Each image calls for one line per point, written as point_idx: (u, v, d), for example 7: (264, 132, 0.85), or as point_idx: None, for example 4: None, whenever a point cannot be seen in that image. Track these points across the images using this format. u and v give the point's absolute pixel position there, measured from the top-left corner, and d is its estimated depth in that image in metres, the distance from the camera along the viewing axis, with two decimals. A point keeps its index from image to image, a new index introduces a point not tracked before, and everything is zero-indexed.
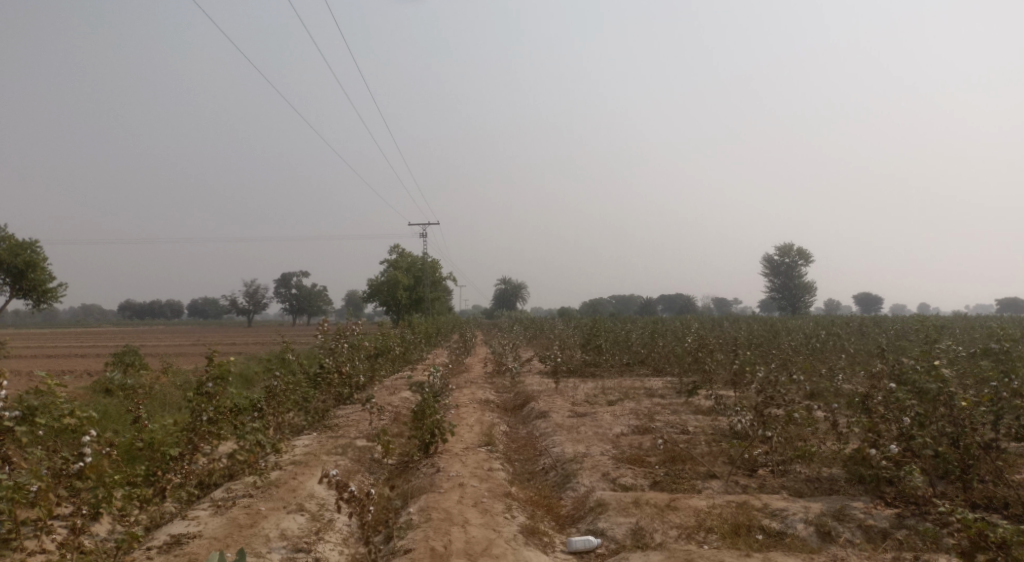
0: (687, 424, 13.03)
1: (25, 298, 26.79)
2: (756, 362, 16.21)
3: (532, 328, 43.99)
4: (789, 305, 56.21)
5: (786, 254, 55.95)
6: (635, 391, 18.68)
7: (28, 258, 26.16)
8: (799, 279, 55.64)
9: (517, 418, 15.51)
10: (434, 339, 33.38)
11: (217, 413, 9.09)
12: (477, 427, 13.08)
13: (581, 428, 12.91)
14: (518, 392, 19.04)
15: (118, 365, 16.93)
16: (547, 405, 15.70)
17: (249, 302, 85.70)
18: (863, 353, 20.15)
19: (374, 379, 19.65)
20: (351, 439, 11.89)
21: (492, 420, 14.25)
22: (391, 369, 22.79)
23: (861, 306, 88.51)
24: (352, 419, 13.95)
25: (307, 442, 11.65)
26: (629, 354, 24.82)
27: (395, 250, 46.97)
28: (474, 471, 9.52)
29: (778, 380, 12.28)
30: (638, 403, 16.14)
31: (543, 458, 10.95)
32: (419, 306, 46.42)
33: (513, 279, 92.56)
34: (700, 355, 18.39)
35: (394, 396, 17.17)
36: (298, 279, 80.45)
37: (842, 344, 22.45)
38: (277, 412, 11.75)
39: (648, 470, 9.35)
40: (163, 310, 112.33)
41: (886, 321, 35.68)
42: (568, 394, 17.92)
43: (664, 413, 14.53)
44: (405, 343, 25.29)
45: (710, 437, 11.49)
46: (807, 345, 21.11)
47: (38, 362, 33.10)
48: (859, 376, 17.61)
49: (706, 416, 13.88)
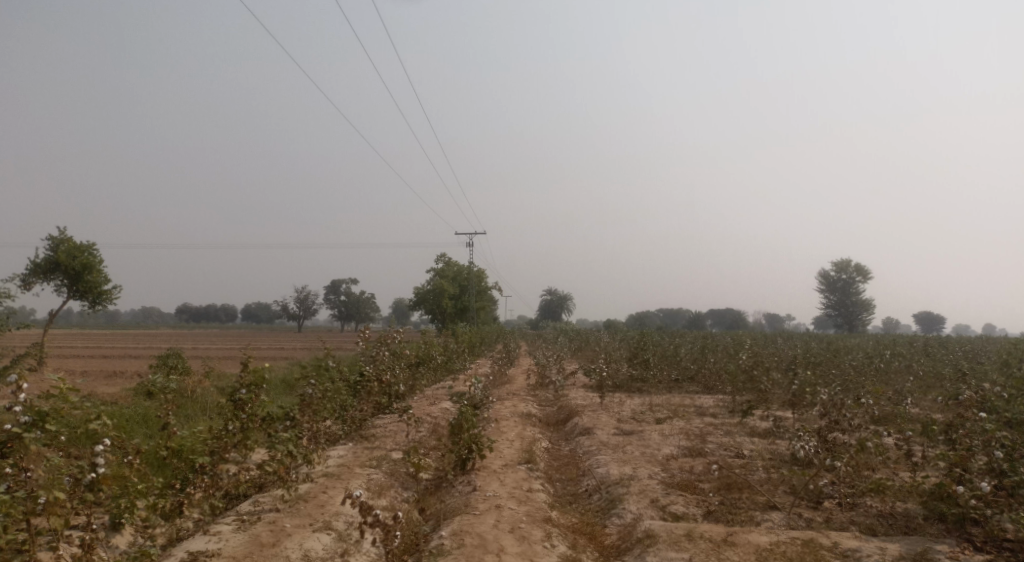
0: (742, 447, 12.20)
1: (81, 299, 27.36)
2: (816, 383, 15.25)
3: (577, 339, 43.28)
4: (845, 323, 54.10)
5: (842, 270, 53.92)
6: (685, 409, 17.84)
7: (85, 260, 26.78)
8: (856, 296, 53.49)
9: (560, 433, 14.90)
10: (477, 349, 33.02)
11: (247, 422, 8.75)
12: (518, 442, 12.52)
13: (627, 448, 12.21)
14: (562, 406, 18.41)
15: (161, 367, 16.96)
16: (592, 421, 15.05)
17: (299, 308, 87.05)
18: (932, 376, 18.86)
19: (415, 389, 19.28)
20: (387, 451, 11.46)
21: (534, 435, 13.69)
22: (433, 378, 22.42)
23: (921, 326, 84.86)
24: (390, 430, 13.56)
25: (342, 453, 11.27)
26: (678, 370, 23.94)
27: (441, 259, 46.88)
28: (512, 491, 8.95)
29: (843, 402, 11.41)
30: (688, 423, 15.34)
31: (587, 479, 10.31)
32: (464, 315, 46.16)
33: (558, 291, 91.93)
34: (755, 373, 17.47)
35: (434, 407, 16.75)
36: (347, 287, 81.45)
37: (907, 366, 21.14)
38: (312, 420, 11.40)
39: (701, 498, 8.63)
40: (217, 314, 115.15)
41: (953, 342, 33.80)
42: (614, 410, 17.22)
43: (716, 434, 13.72)
44: (448, 352, 24.90)
45: (768, 463, 10.66)
46: (871, 365, 19.92)
47: (93, 363, 33.87)
48: (928, 402, 16.42)
49: (763, 439, 13.02)
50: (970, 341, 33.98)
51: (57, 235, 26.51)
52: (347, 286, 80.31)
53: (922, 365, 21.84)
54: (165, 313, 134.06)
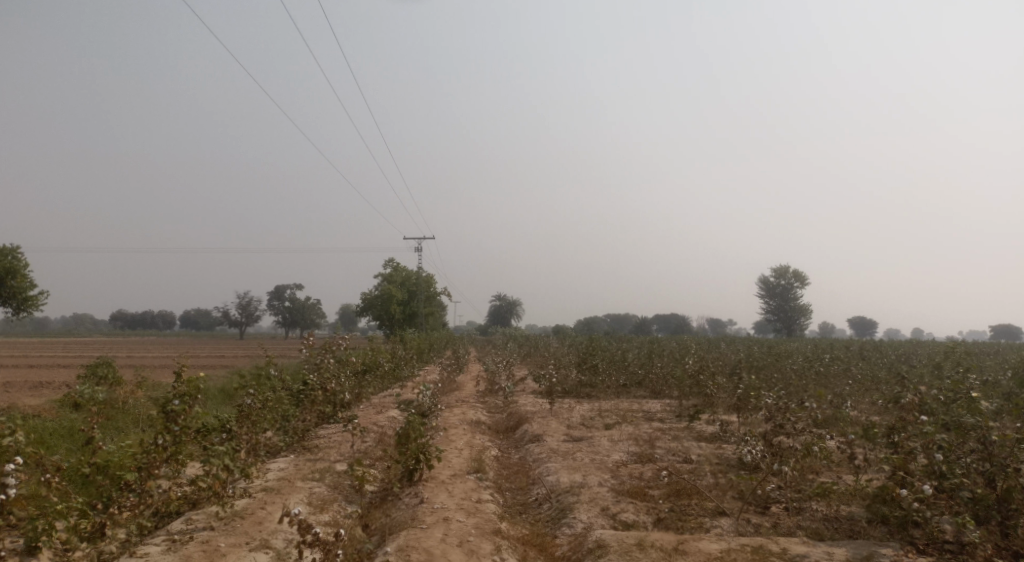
0: (691, 452, 12.24)
1: (4, 306, 25.87)
2: (761, 387, 15.48)
3: (526, 345, 43.24)
4: (785, 328, 55.62)
5: (782, 276, 55.44)
6: (633, 414, 17.89)
7: (8, 265, 25.34)
8: (795, 302, 55.06)
9: (509, 441, 14.72)
10: (426, 355, 32.61)
11: (179, 436, 8.28)
12: (466, 451, 12.27)
13: (577, 455, 12.11)
14: (511, 413, 18.24)
15: (90, 378, 16.09)
16: (541, 427, 14.92)
17: (242, 315, 84.67)
18: (870, 379, 19.41)
19: (361, 398, 18.82)
20: (330, 463, 11.06)
21: (483, 443, 13.47)
22: (379, 386, 21.96)
23: (856, 330, 87.97)
24: (334, 440, 13.15)
25: (282, 466, 10.83)
26: (626, 375, 24.06)
27: (389, 264, 46.24)
28: (460, 502, 8.71)
29: (788, 406, 11.56)
30: (637, 428, 15.37)
31: (536, 488, 10.14)
32: (412, 321, 45.60)
33: (507, 296, 91.96)
34: (702, 378, 17.65)
35: (381, 415, 16.35)
36: (292, 292, 79.66)
37: (846, 369, 21.73)
38: (250, 432, 10.92)
39: (651, 506, 8.56)
40: (155, 321, 111.07)
41: (887, 345, 35.05)
42: (563, 416, 17.14)
43: (664, 439, 13.76)
44: (395, 359, 24.46)
45: (716, 468, 10.69)
46: (812, 369, 20.38)
47: (16, 373, 32.07)
48: (867, 405, 16.87)
49: (710, 443, 13.10)
50: (902, 344, 35.30)
51: None
52: (292, 291, 78.54)
53: (860, 368, 22.46)
54: (99, 321, 128.61)
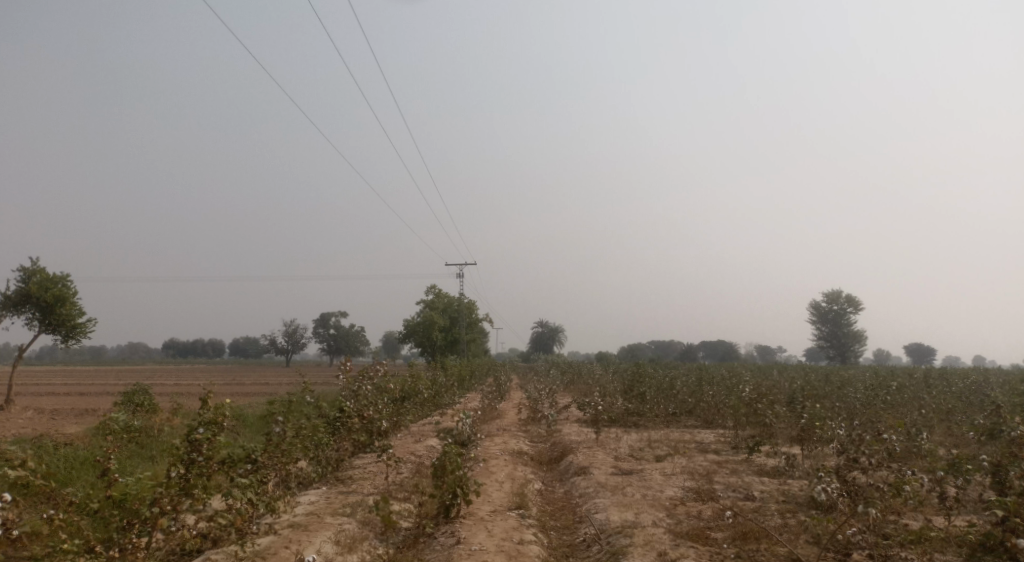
0: (752, 489, 11.22)
1: (53, 334, 26.15)
2: (827, 417, 14.33)
3: (570, 372, 42.24)
4: (839, 355, 53.34)
5: (834, 301, 53.32)
6: (685, 445, 16.84)
7: (58, 292, 25.70)
8: (849, 328, 52.81)
9: (554, 473, 13.86)
10: (467, 382, 31.93)
11: (201, 468, 7.77)
12: (508, 484, 11.48)
13: (627, 489, 11.21)
14: (556, 443, 17.36)
15: (127, 405, 15.80)
16: (587, 459, 14.03)
17: (288, 342, 85.56)
18: (944, 410, 17.95)
19: (399, 426, 18.21)
20: (363, 496, 10.43)
21: (526, 475, 12.65)
22: (419, 414, 21.33)
23: (912, 357, 84.24)
24: (368, 472, 12.50)
25: (313, 499, 10.21)
26: (675, 403, 22.95)
27: (431, 291, 45.93)
28: (501, 544, 7.94)
29: (862, 439, 10.48)
30: (690, 460, 14.34)
31: (584, 527, 9.29)
32: (454, 348, 45.09)
33: (549, 324, 91.00)
34: (759, 407, 16.54)
35: (419, 445, 15.67)
36: (336, 320, 80.21)
37: (914, 397, 20.24)
38: (279, 463, 10.35)
39: (714, 551, 7.64)
40: (205, 349, 113.28)
41: (953, 373, 32.99)
42: (610, 447, 16.19)
43: (722, 473, 12.72)
44: (436, 386, 23.82)
45: (783, 508, 9.69)
46: (879, 398, 18.99)
47: (65, 399, 32.47)
48: (943, 438, 15.49)
49: (773, 479, 12.04)
50: (968, 372, 33.19)
51: (29, 266, 25.46)
52: (337, 319, 79.04)
53: (929, 396, 20.95)
54: (152, 348, 131.85)
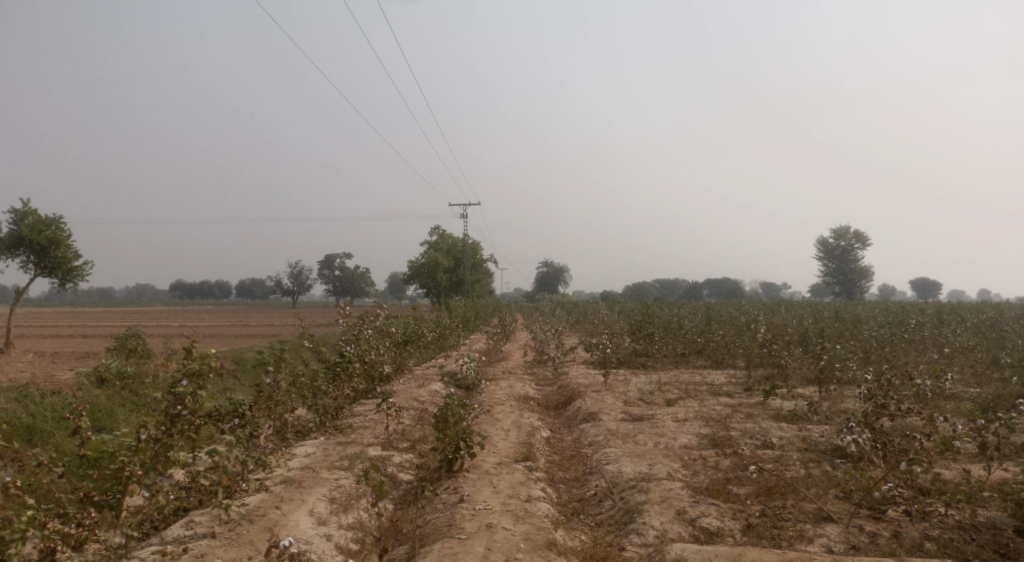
0: (771, 436, 10.69)
1: (50, 277, 25.61)
2: (847, 358, 13.72)
3: (575, 311, 41.79)
4: (845, 292, 52.69)
5: (842, 236, 52.30)
6: (696, 387, 16.30)
7: (51, 234, 24.97)
8: (856, 263, 51.96)
9: (561, 418, 13.37)
10: (471, 323, 31.48)
11: (184, 425, 7.20)
12: (514, 433, 10.97)
13: (639, 437, 10.68)
14: (562, 386, 16.89)
15: (121, 351, 15.19)
16: (596, 404, 13.51)
17: (294, 284, 85.23)
18: (964, 348, 17.30)
19: (402, 369, 17.73)
20: (362, 448, 9.90)
21: (532, 422, 12.15)
22: (423, 357, 20.84)
23: (918, 292, 83.78)
24: (368, 421, 11.98)
25: (309, 451, 9.68)
26: (683, 343, 22.42)
27: (435, 231, 45.06)
28: (506, 501, 7.42)
29: (892, 383, 9.81)
30: (703, 404, 13.82)
31: (595, 480, 8.78)
32: (459, 288, 44.56)
33: (554, 263, 90.43)
34: (774, 347, 15.93)
35: (422, 390, 15.15)
36: (340, 261, 79.70)
37: (931, 334, 19.68)
38: (273, 414, 9.79)
39: (737, 508, 7.09)
40: (212, 291, 113.39)
41: (964, 308, 32.35)
42: (619, 390, 15.66)
43: (737, 418, 12.16)
44: (440, 328, 23.30)
45: (806, 457, 9.15)
46: (896, 337, 18.33)
47: (67, 343, 32.14)
48: (964, 380, 14.89)
49: (792, 425, 11.50)
50: (980, 307, 32.60)
51: (20, 208, 24.71)
52: (342, 260, 78.41)
53: (945, 333, 20.37)
54: (159, 290, 132.14)
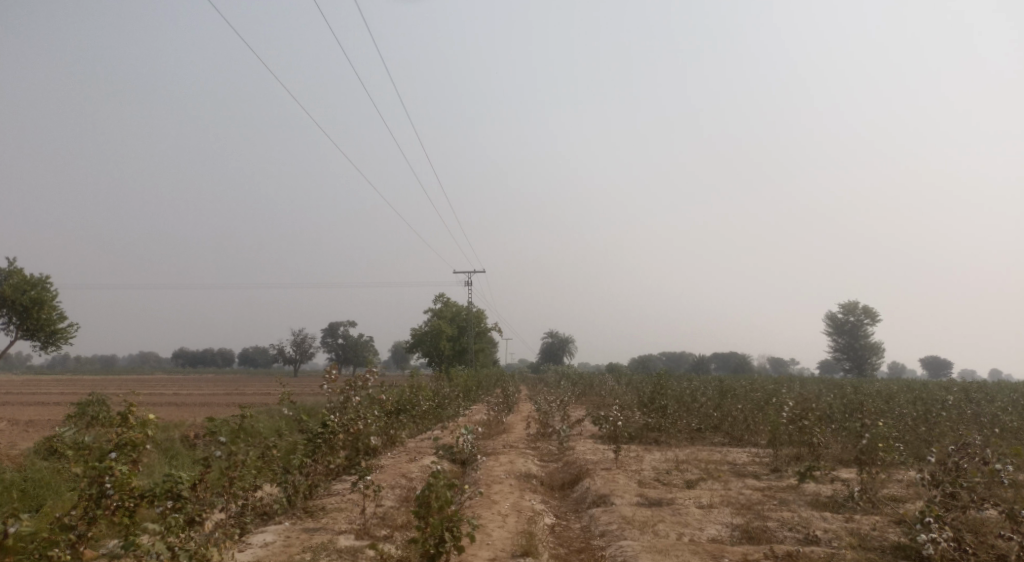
0: (814, 527, 9.13)
1: (33, 340, 24.31)
2: (890, 437, 12.19)
3: (581, 383, 40.08)
4: (855, 368, 50.86)
5: (850, 311, 50.92)
6: (718, 466, 14.69)
7: (36, 295, 23.83)
8: (866, 339, 50.32)
9: (568, 501, 11.79)
10: (473, 393, 29.90)
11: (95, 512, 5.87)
12: (512, 519, 9.43)
13: (658, 527, 9.12)
14: (569, 463, 15.29)
15: (80, 418, 13.64)
16: (606, 485, 11.95)
17: (296, 352, 83.62)
18: (1011, 427, 15.66)
19: (393, 442, 16.16)
20: (331, 536, 8.41)
21: (535, 506, 10.60)
22: (418, 429, 19.25)
23: (929, 369, 81.65)
24: (346, 501, 10.44)
25: (267, 540, 8.21)
26: (698, 417, 20.81)
27: (438, 299, 43.92)
28: None
29: (962, 468, 8.28)
30: (727, 487, 12.24)
31: None
32: (462, 358, 43.05)
33: (559, 334, 89.10)
34: (804, 424, 14.37)
35: (414, 465, 13.57)
36: (343, 330, 78.41)
37: (971, 412, 18.03)
38: (226, 495, 8.41)
39: None
40: (213, 359, 111.72)
41: (989, 385, 30.59)
42: (633, 469, 14.06)
43: (771, 505, 10.57)
44: (438, 398, 21.76)
45: (864, 556, 7.60)
46: (934, 416, 16.73)
47: (48, 410, 30.46)
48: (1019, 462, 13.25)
49: (835, 514, 9.91)
50: (1010, 385, 30.77)
51: (6, 267, 23.66)
52: (345, 328, 77.09)
53: (986, 411, 18.72)
54: (162, 357, 130.52)
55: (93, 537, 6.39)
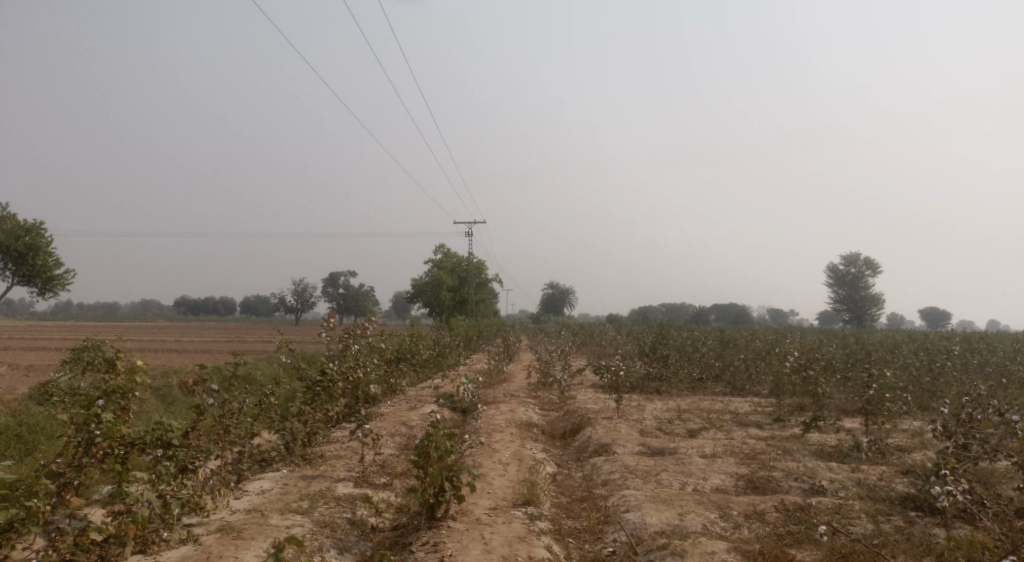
0: (820, 478, 8.98)
1: (30, 286, 24.12)
2: (897, 387, 11.98)
3: (581, 333, 40.04)
4: (854, 319, 50.82)
5: (852, 263, 50.59)
6: (721, 416, 14.56)
7: (31, 241, 23.47)
8: (866, 291, 50.11)
9: (569, 450, 11.67)
10: (473, 342, 29.80)
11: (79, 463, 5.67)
12: (513, 468, 9.30)
13: (662, 477, 8.97)
14: (570, 412, 15.17)
15: (75, 364, 13.44)
16: (608, 434, 11.82)
17: (297, 301, 83.75)
18: (1017, 378, 15.49)
19: (393, 390, 16.03)
20: (329, 484, 8.25)
21: (536, 455, 10.46)
22: (418, 377, 19.13)
23: (927, 321, 81.83)
24: (345, 449, 10.30)
25: (263, 488, 8.07)
26: (699, 367, 20.62)
27: (439, 249, 43.56)
28: None
29: (976, 419, 8.06)
30: (730, 436, 12.11)
31: (612, 532, 7.10)
32: (462, 308, 42.96)
33: (560, 285, 89.05)
34: (809, 374, 14.18)
35: (414, 413, 13.42)
36: (343, 279, 78.30)
37: (974, 362, 17.94)
38: (221, 443, 8.25)
39: None
40: (216, 308, 112.05)
41: (990, 337, 30.46)
42: (635, 418, 13.93)
43: (776, 455, 10.42)
44: (438, 347, 21.61)
45: (872, 508, 7.44)
46: (939, 367, 16.54)
47: (48, 356, 30.44)
48: None
49: (841, 464, 9.77)
50: (1011, 336, 30.69)
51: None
52: (346, 278, 77.02)
53: (989, 362, 18.61)
54: (164, 305, 130.87)
55: (84, 484, 6.23)
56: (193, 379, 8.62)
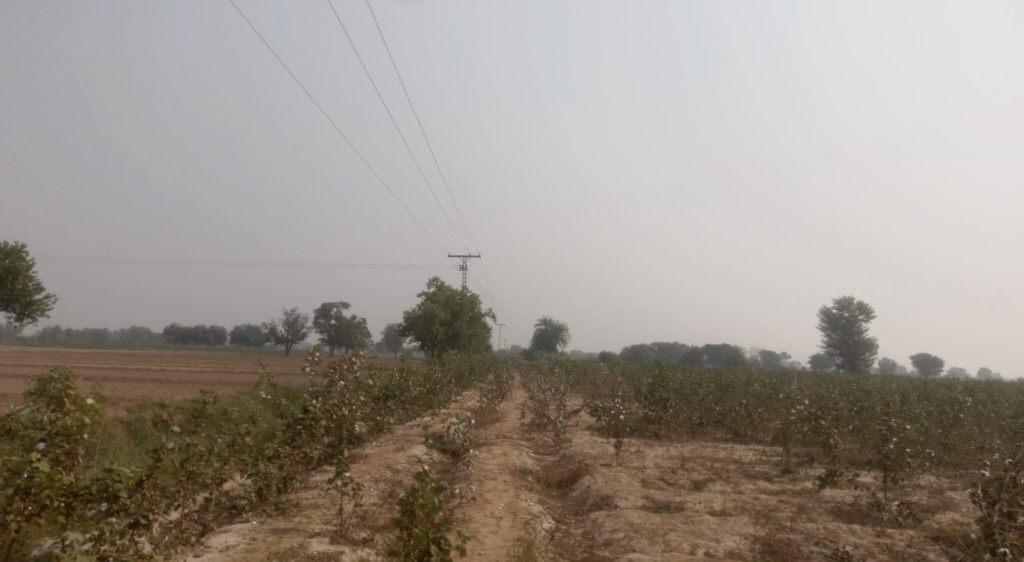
0: (843, 542, 8.19)
1: (8, 311, 23.20)
2: (918, 442, 11.22)
3: (574, 371, 39.12)
4: (847, 363, 50.13)
5: (845, 306, 50.10)
6: (726, 466, 13.73)
7: (11, 263, 22.65)
8: (859, 335, 49.52)
9: (567, 502, 10.82)
10: (465, 378, 28.87)
11: None
12: (507, 523, 8.46)
13: (670, 537, 8.18)
14: (566, 458, 14.31)
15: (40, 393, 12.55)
16: (609, 485, 10.98)
17: (288, 332, 82.55)
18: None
19: (379, 429, 15.14)
20: (303, 540, 7.41)
21: (533, 507, 9.62)
22: (406, 415, 18.23)
23: (918, 367, 81.22)
24: (324, 497, 9.44)
25: (227, 543, 7.21)
26: (700, 412, 19.81)
27: (433, 282, 42.87)
28: None
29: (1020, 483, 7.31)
30: (740, 490, 11.30)
31: None
32: (455, 342, 42.06)
33: (552, 322, 88.14)
34: (821, 424, 13.40)
35: (401, 455, 12.52)
36: (335, 310, 77.33)
37: (987, 413, 17.16)
38: (184, 491, 7.41)
39: None
40: (205, 336, 110.45)
41: (990, 386, 29.75)
42: (636, 467, 13.08)
43: (791, 514, 9.62)
44: (429, 383, 20.72)
45: None
46: (952, 418, 15.79)
47: (24, 382, 29.31)
48: None
49: (863, 527, 8.98)
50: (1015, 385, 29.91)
51: None
52: (337, 309, 76.00)
53: (1002, 413, 17.84)
54: (154, 333, 129.17)
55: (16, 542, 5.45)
56: (158, 417, 7.84)
